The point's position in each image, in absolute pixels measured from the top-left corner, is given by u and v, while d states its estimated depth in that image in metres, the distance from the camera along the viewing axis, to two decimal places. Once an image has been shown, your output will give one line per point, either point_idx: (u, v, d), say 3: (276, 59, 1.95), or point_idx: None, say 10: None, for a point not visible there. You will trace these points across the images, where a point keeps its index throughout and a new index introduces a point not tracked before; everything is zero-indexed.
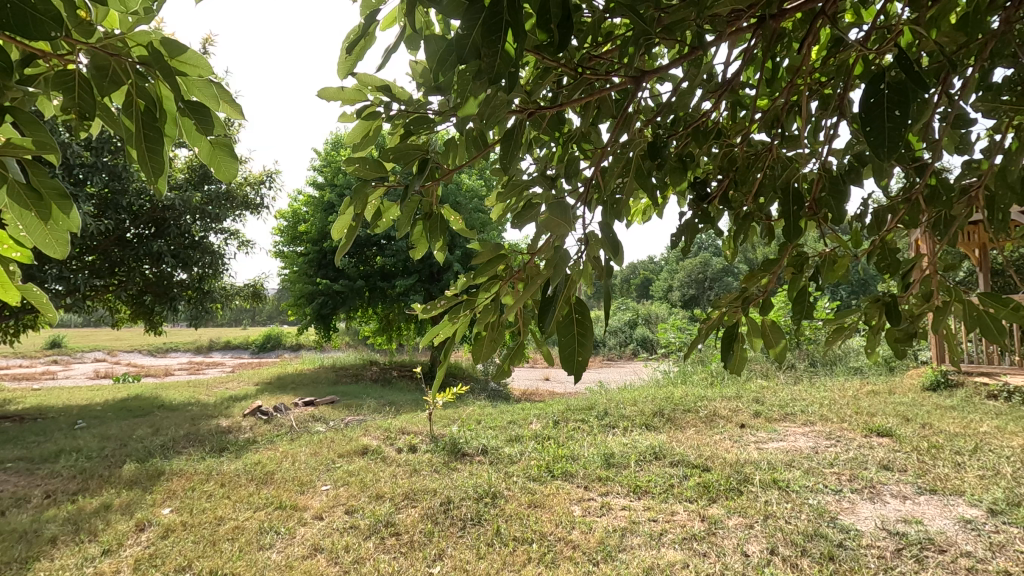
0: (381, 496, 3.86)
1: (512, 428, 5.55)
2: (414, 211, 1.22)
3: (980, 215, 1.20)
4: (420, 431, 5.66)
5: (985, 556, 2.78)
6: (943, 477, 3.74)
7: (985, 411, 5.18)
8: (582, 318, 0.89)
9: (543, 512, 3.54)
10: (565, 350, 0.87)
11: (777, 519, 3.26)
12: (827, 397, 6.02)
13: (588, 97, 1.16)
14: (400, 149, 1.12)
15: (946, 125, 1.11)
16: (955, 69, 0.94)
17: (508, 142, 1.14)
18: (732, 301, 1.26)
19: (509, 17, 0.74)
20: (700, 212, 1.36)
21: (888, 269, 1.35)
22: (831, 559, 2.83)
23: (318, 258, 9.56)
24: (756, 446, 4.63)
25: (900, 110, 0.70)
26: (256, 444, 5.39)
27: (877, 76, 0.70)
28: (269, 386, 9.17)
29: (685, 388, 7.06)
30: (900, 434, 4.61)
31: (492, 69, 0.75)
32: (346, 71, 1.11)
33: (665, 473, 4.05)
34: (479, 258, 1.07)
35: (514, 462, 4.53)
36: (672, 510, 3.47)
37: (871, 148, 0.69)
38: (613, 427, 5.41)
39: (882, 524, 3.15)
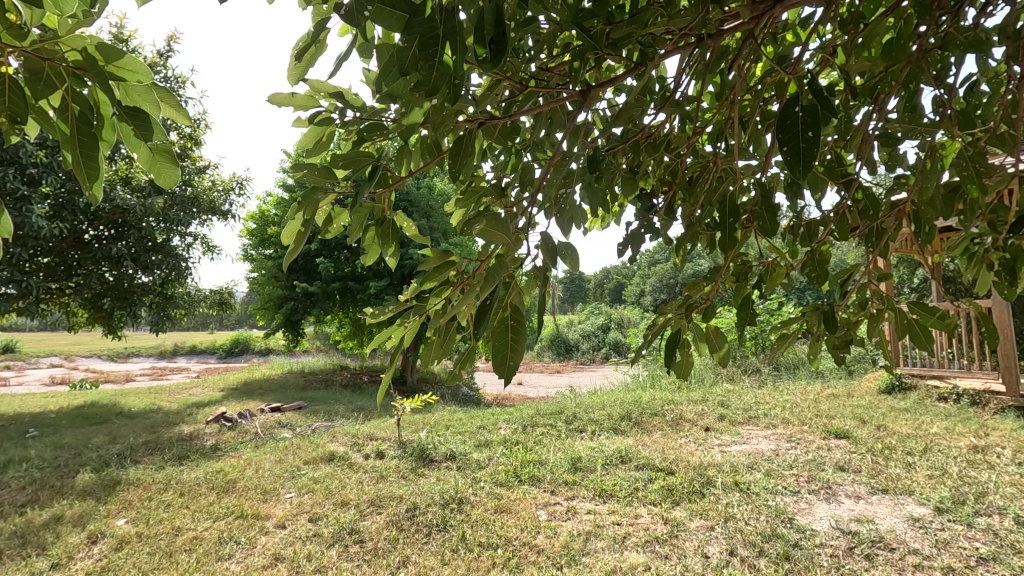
0: (346, 503, 3.82)
1: (481, 433, 5.55)
2: (366, 218, 1.23)
3: (908, 229, 1.25)
4: (387, 437, 5.62)
5: (931, 553, 2.89)
6: (895, 477, 3.88)
7: (936, 413, 5.39)
8: (516, 325, 0.92)
9: (508, 517, 3.55)
10: (497, 355, 0.90)
11: (737, 521, 3.33)
12: (789, 401, 6.19)
13: (537, 108, 1.17)
14: (350, 156, 1.12)
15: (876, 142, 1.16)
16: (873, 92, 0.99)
17: (458, 151, 1.15)
18: (676, 308, 1.29)
19: (444, 32, 0.76)
20: (646, 223, 1.39)
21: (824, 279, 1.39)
22: (787, 559, 2.90)
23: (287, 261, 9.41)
24: (720, 448, 4.73)
25: (812, 131, 0.73)
26: (219, 451, 5.27)
27: (793, 98, 0.74)
28: (235, 392, 8.97)
29: (653, 392, 7.17)
30: (856, 436, 4.77)
31: (429, 83, 0.78)
32: (296, 78, 1.10)
33: (630, 477, 4.10)
34: (427, 264, 1.07)
35: (481, 467, 4.52)
36: (636, 514, 3.52)
37: (787, 167, 0.73)
38: (581, 431, 5.46)
39: (836, 524, 3.24)
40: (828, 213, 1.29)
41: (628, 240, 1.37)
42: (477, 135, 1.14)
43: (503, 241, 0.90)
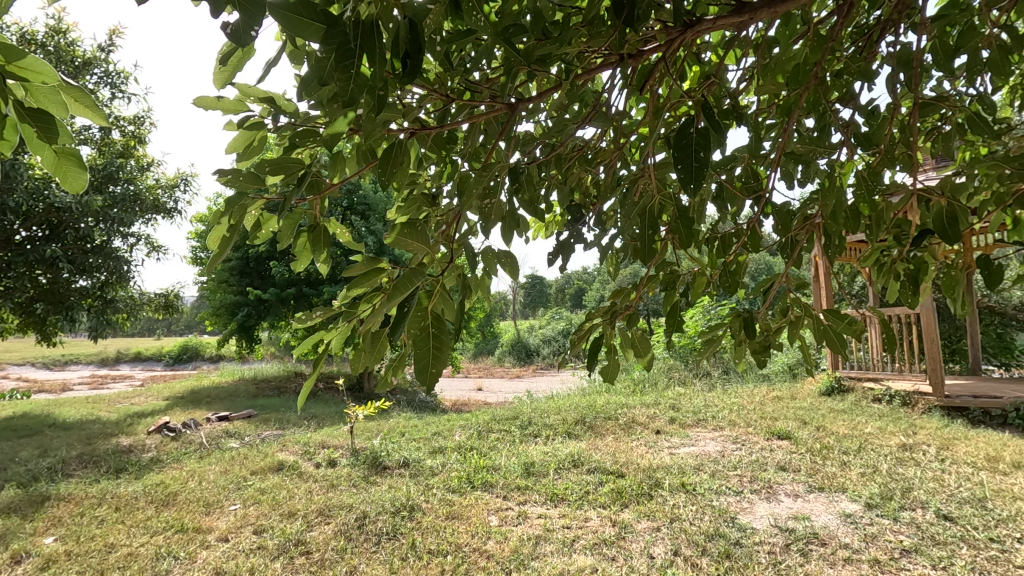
0: (293, 513, 3.72)
1: (436, 440, 5.51)
2: (297, 224, 1.21)
3: (818, 243, 1.32)
4: (340, 445, 5.52)
5: (859, 546, 3.05)
6: (830, 475, 4.07)
7: (870, 413, 5.68)
8: (437, 333, 0.93)
9: (460, 523, 3.54)
10: (419, 364, 0.91)
11: (682, 521, 3.42)
12: (736, 403, 6.39)
13: (465, 118, 1.18)
14: (279, 163, 1.10)
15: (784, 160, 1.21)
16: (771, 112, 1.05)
17: (387, 160, 1.16)
18: (601, 314, 1.35)
19: (360, 44, 0.77)
20: (576, 233, 1.42)
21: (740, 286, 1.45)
22: (728, 557, 3.00)
23: (239, 264, 9.18)
24: (669, 451, 4.85)
25: (704, 151, 0.79)
26: (159, 463, 5.05)
27: (687, 120, 0.79)
28: (181, 400, 8.61)
29: (608, 396, 7.28)
30: (796, 437, 4.98)
31: (346, 94, 0.78)
32: (222, 81, 1.07)
33: (581, 480, 4.16)
34: (354, 271, 1.06)
35: (434, 474, 4.50)
36: (585, 517, 3.56)
37: (681, 184, 0.77)
38: (535, 436, 5.50)
39: (775, 522, 3.37)
40: (742, 227, 1.35)
41: (557, 249, 1.40)
42: (405, 144, 1.15)
43: (417, 249, 0.95)
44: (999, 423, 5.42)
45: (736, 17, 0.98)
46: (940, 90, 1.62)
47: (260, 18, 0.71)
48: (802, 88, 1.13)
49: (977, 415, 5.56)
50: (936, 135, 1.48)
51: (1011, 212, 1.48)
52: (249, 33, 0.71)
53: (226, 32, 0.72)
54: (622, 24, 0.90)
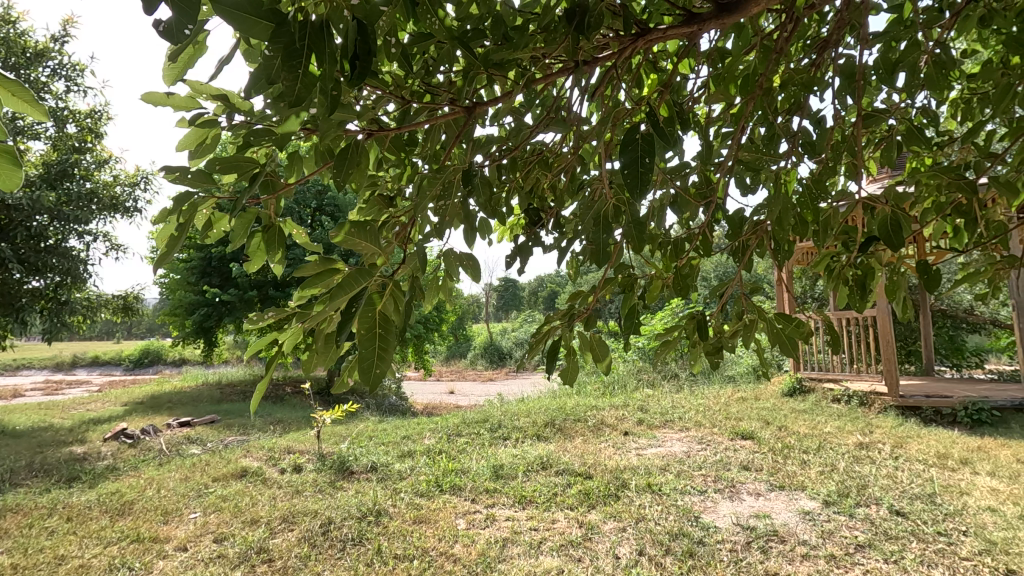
0: (255, 521, 3.64)
1: (405, 443, 5.47)
2: (250, 223, 1.19)
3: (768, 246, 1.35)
4: (306, 450, 5.42)
5: (817, 543, 3.14)
6: (791, 474, 4.18)
7: (829, 413, 5.86)
8: (384, 333, 0.95)
9: (427, 527, 3.51)
10: (364, 362, 0.92)
11: (648, 521, 3.47)
12: (703, 404, 6.51)
13: (422, 121, 1.17)
14: (229, 161, 1.06)
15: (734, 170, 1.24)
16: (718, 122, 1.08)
17: (342, 160, 1.15)
18: (560, 316, 1.37)
19: (308, 44, 0.77)
20: (534, 237, 1.43)
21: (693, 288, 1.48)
22: (691, 555, 3.05)
23: (202, 265, 8.94)
24: (636, 452, 4.91)
25: (649, 157, 0.82)
26: (115, 471, 4.86)
27: (632, 128, 0.82)
28: (140, 406, 8.32)
29: (578, 398, 7.33)
30: (759, 436, 5.10)
31: (293, 93, 0.77)
32: (171, 78, 1.02)
33: (550, 482, 4.17)
34: (306, 270, 1.03)
35: (402, 478, 4.46)
36: (553, 518, 3.58)
37: (628, 189, 0.80)
38: (505, 439, 5.51)
39: (737, 520, 3.45)
40: (694, 232, 1.38)
41: (516, 252, 1.40)
42: (360, 147, 1.15)
43: (368, 248, 0.95)
44: (949, 421, 5.66)
45: (687, 28, 1.01)
46: (889, 101, 1.68)
47: (195, 18, 0.67)
48: (749, 98, 1.17)
49: (929, 414, 5.79)
50: (882, 146, 1.54)
51: (950, 221, 1.55)
52: (184, 31, 0.67)
53: (158, 30, 0.68)
54: (573, 32, 0.92)
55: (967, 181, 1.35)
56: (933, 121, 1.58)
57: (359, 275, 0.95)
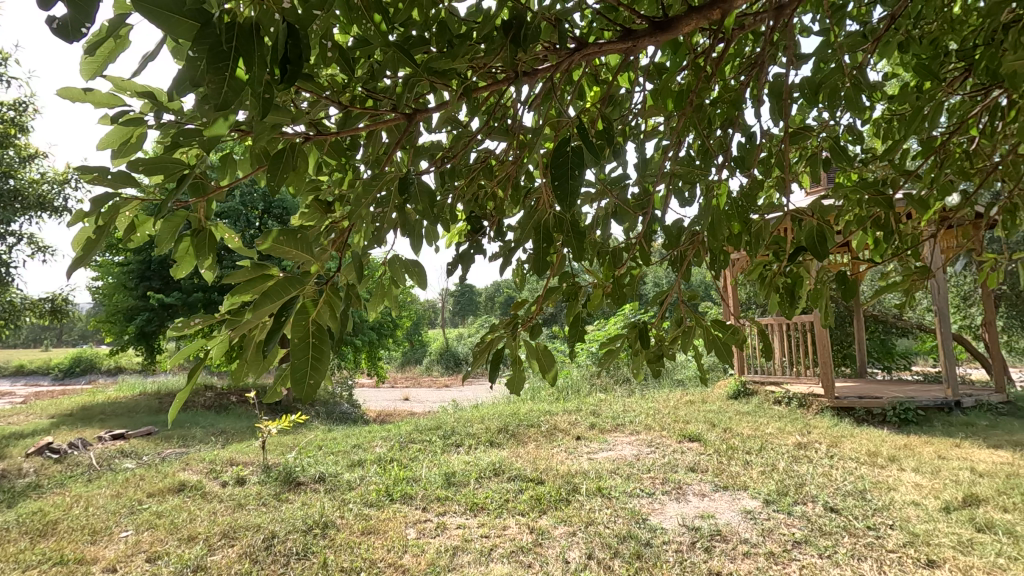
0: (193, 537, 3.47)
1: (355, 452, 5.35)
2: (180, 228, 1.13)
3: (702, 255, 1.40)
4: (250, 461, 5.23)
5: (757, 540, 3.25)
6: (734, 474, 4.32)
7: (771, 414, 6.11)
8: (318, 342, 0.91)
9: (376, 538, 3.44)
10: (296, 372, 0.88)
11: (597, 525, 3.51)
12: (653, 408, 6.65)
13: (361, 128, 1.15)
14: (157, 163, 1.01)
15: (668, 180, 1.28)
16: (645, 131, 1.11)
17: (276, 162, 1.13)
18: (503, 325, 1.37)
19: (236, 45, 0.75)
20: (476, 245, 1.43)
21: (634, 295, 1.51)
22: (638, 557, 3.11)
23: (140, 268, 8.52)
24: (588, 456, 4.97)
25: (580, 170, 0.85)
26: (38, 489, 4.54)
27: (563, 141, 0.84)
28: (68, 419, 7.80)
29: (532, 403, 7.36)
30: (705, 438, 5.26)
31: (218, 96, 0.74)
32: (89, 74, 0.95)
33: (501, 488, 4.17)
34: (236, 276, 0.96)
35: (352, 488, 4.35)
36: (504, 525, 3.57)
37: (560, 201, 0.83)
38: (458, 446, 5.47)
39: (683, 521, 3.54)
40: (632, 240, 1.41)
41: (457, 259, 1.40)
42: (296, 150, 1.13)
43: (298, 256, 0.94)
44: (879, 420, 5.99)
45: (622, 44, 1.03)
46: (816, 119, 1.77)
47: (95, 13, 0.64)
48: (682, 113, 1.21)
49: (861, 414, 6.12)
50: (809, 160, 1.63)
51: (870, 233, 1.65)
52: (82, 28, 0.64)
53: (51, 27, 0.64)
54: (510, 44, 0.94)
55: (884, 196, 1.44)
56: (855, 138, 1.69)
57: (290, 284, 0.94)
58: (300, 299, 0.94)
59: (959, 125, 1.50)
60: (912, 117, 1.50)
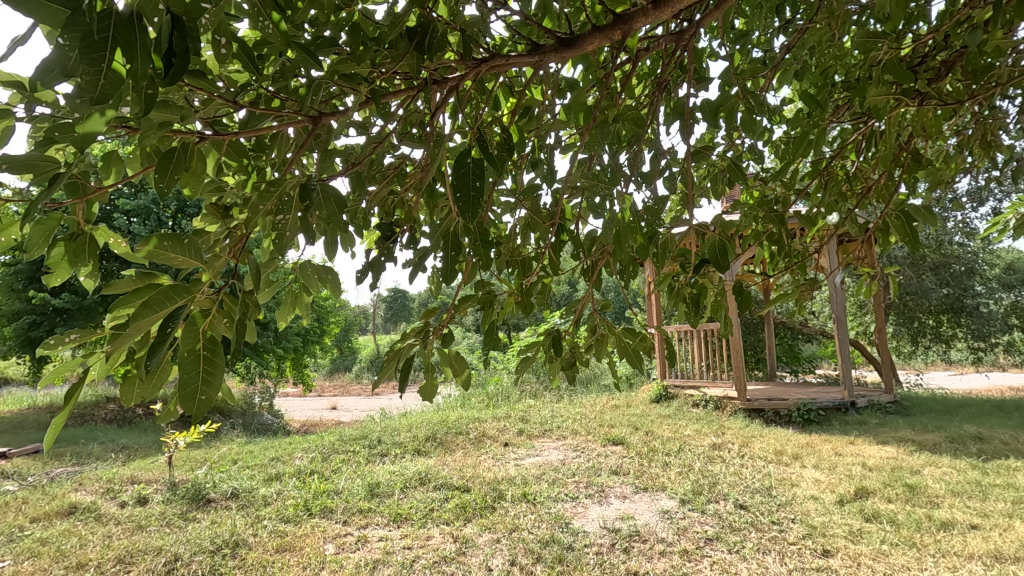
0: (82, 565, 3.16)
1: (273, 465, 5.10)
2: (53, 231, 1.03)
3: (611, 264, 1.44)
4: (154, 478, 4.86)
5: (673, 539, 3.38)
6: (654, 475, 4.49)
7: (690, 417, 6.40)
8: (210, 356, 0.87)
9: (291, 556, 3.28)
10: (185, 389, 0.83)
11: (521, 531, 3.52)
12: (580, 413, 6.79)
13: (261, 130, 1.09)
14: (24, 161, 0.92)
15: (567, 189, 1.32)
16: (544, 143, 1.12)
17: (166, 162, 1.04)
18: (415, 333, 1.33)
19: (115, 35, 0.68)
20: (386, 251, 1.39)
21: (546, 304, 1.53)
22: (560, 561, 3.15)
23: (30, 269, 7.74)
24: (515, 462, 5.00)
25: (480, 181, 0.86)
26: None
27: (463, 151, 0.85)
28: None
29: (461, 410, 7.30)
30: (628, 442, 5.43)
31: (94, 90, 0.67)
32: None
33: (426, 498, 4.10)
34: (117, 286, 0.87)
35: (267, 503, 4.13)
36: (428, 535, 3.51)
37: (461, 212, 0.83)
38: (383, 455, 5.33)
39: (604, 523, 3.63)
40: (543, 248, 1.43)
41: (367, 267, 1.37)
42: (188, 152, 1.05)
43: (187, 263, 0.88)
44: (785, 420, 6.41)
45: (529, 57, 1.05)
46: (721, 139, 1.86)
47: None
48: (588, 128, 1.26)
49: (770, 414, 6.54)
50: (714, 177, 1.72)
51: (766, 247, 1.76)
52: None
53: None
54: (414, 50, 0.94)
55: (777, 213, 1.55)
56: (755, 158, 1.81)
57: (175, 292, 0.86)
58: (188, 309, 0.87)
59: (841, 151, 1.65)
60: (800, 140, 1.61)
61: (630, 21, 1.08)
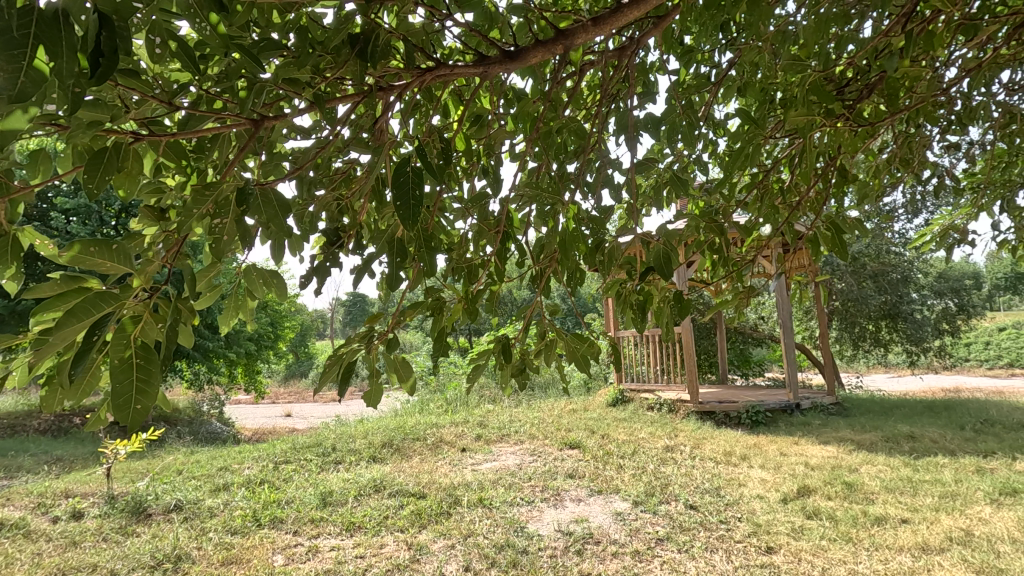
0: None
1: (220, 475, 4.93)
2: None
3: (555, 270, 1.48)
4: (91, 492, 4.61)
5: (625, 540, 3.45)
6: (608, 478, 4.56)
7: (644, 420, 6.54)
8: (144, 363, 0.84)
9: (237, 568, 3.18)
10: (118, 398, 0.80)
11: (476, 536, 3.52)
12: (538, 417, 6.83)
13: (202, 132, 1.06)
14: None
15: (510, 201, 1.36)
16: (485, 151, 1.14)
17: (97, 162, 1.00)
18: (359, 339, 1.33)
19: (39, 32, 0.65)
20: (331, 256, 1.38)
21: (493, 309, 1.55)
22: (514, 565, 3.16)
23: None
24: (471, 467, 4.99)
25: (419, 189, 0.87)
26: None
27: (402, 160, 0.87)
28: None
29: (419, 416, 7.24)
30: (584, 445, 5.50)
31: (15, 89, 0.65)
32: None
33: (381, 505, 4.04)
34: (40, 291, 0.83)
35: (214, 515, 3.99)
36: (381, 543, 3.46)
37: (400, 219, 0.84)
38: (337, 463, 5.23)
39: (558, 526, 3.66)
40: (491, 255, 1.45)
41: (311, 272, 1.35)
42: (122, 152, 1.02)
43: (116, 267, 0.85)
44: (735, 422, 6.62)
45: (475, 68, 1.07)
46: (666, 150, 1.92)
47: None
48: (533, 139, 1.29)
49: (721, 416, 6.74)
50: (659, 188, 1.78)
51: (708, 256, 1.83)
52: None
53: None
54: (357, 57, 0.95)
55: (718, 224, 1.61)
56: (699, 169, 1.88)
57: (102, 298, 0.83)
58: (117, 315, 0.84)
59: (775, 164, 1.74)
60: (738, 154, 1.69)
61: (571, 37, 1.12)
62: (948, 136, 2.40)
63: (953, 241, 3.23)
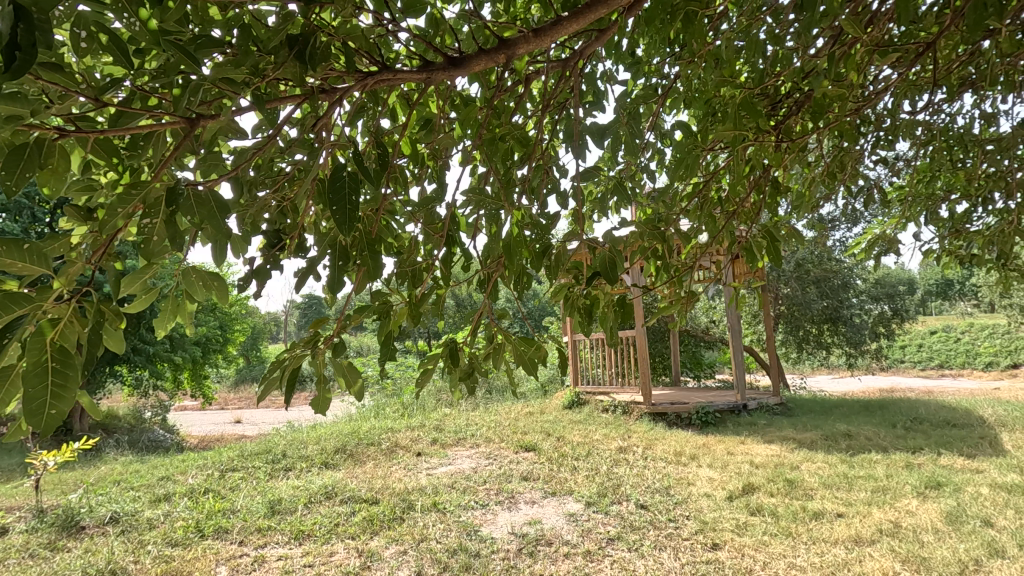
0: None
1: (161, 485, 4.72)
2: None
3: (501, 274, 1.49)
4: (17, 506, 4.33)
5: (577, 541, 3.49)
6: (562, 480, 4.61)
7: (599, 422, 6.64)
8: (61, 368, 0.80)
9: None
10: (31, 404, 0.76)
11: (429, 541, 3.49)
12: (494, 421, 6.84)
13: (132, 129, 1.02)
14: None
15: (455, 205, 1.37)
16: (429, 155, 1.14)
17: (16, 157, 0.95)
18: (304, 344, 1.31)
19: None
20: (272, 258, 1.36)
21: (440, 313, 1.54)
22: (467, 569, 3.16)
23: None
24: (426, 472, 4.95)
25: (355, 194, 0.88)
26: None
27: (337, 166, 0.87)
28: None
29: (374, 421, 7.13)
30: (539, 447, 5.54)
31: None
32: None
33: (332, 512, 3.96)
34: None
35: (153, 526, 3.81)
36: (331, 551, 3.39)
37: (335, 224, 0.85)
38: (288, 470, 5.09)
39: (512, 529, 3.68)
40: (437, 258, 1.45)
41: (251, 274, 1.33)
42: (44, 147, 0.97)
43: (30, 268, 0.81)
44: (686, 423, 6.81)
45: (418, 74, 1.08)
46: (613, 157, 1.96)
47: None
48: (477, 144, 1.31)
49: (672, 417, 6.92)
50: (604, 195, 1.82)
51: (653, 262, 1.88)
52: None
53: None
54: (294, 58, 0.94)
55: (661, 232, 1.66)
56: (645, 177, 1.94)
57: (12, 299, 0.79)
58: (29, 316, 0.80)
59: (714, 175, 1.80)
60: (679, 164, 1.75)
61: (512, 46, 1.14)
62: (877, 150, 2.55)
63: (883, 249, 3.43)
